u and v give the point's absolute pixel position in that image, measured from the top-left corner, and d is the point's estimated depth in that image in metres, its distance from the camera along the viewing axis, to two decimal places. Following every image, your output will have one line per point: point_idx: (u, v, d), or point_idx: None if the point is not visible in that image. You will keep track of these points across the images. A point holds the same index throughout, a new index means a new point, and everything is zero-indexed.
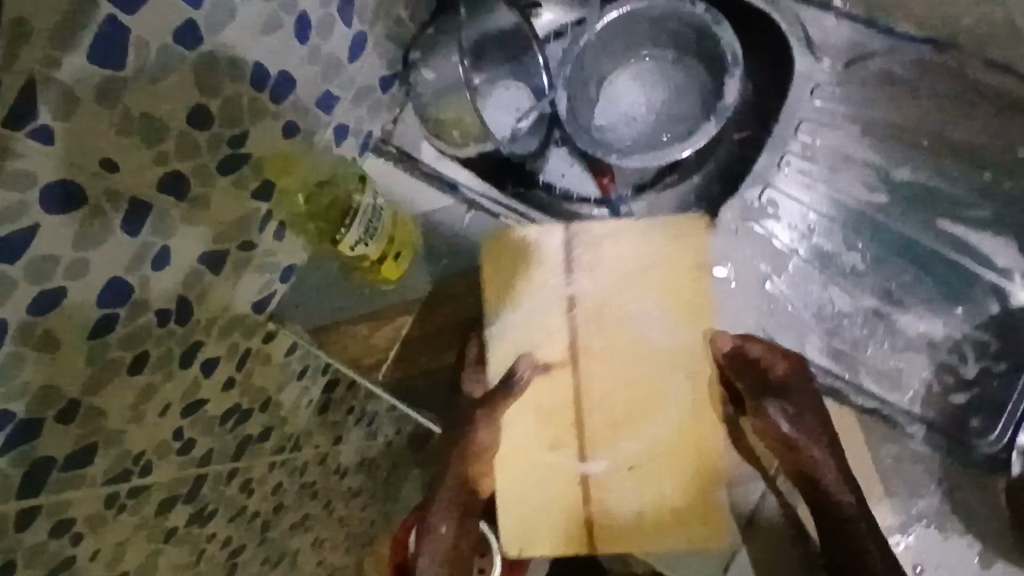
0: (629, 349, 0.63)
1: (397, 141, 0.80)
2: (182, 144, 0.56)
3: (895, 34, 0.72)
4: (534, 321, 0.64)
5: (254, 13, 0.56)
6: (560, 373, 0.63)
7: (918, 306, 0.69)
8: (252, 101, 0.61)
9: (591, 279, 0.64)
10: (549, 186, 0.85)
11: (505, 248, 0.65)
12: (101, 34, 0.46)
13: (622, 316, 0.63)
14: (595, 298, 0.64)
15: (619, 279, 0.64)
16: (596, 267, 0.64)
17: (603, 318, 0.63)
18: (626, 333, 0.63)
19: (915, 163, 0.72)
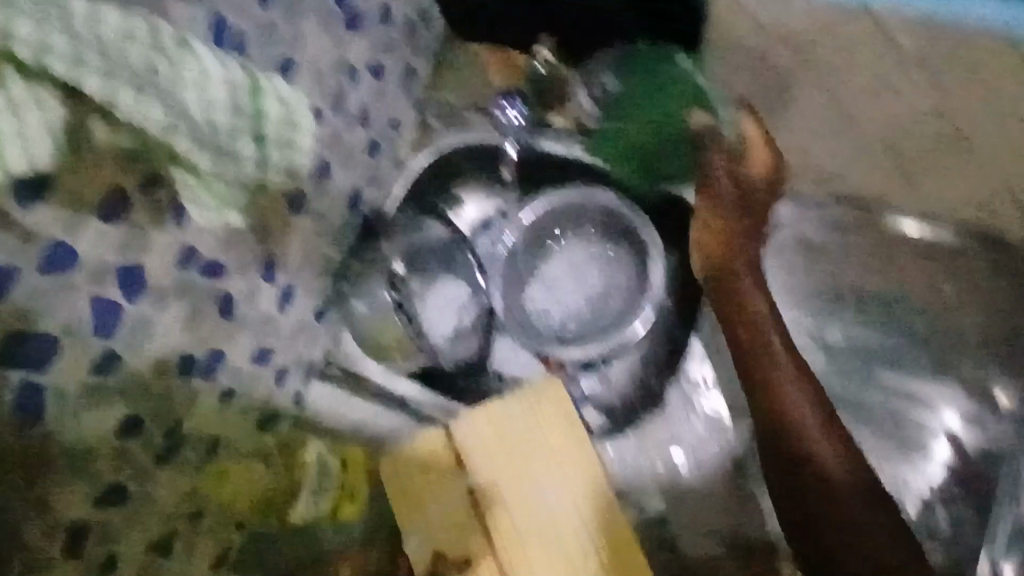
0: (537, 520, 0.62)
1: (341, 363, 0.80)
2: (119, 453, 0.55)
3: (805, 200, 0.80)
4: (433, 510, 0.64)
5: (175, 316, 0.58)
6: (477, 561, 0.62)
7: (876, 462, 0.73)
8: (184, 390, 0.61)
9: (484, 463, 0.64)
10: (497, 375, 0.82)
11: (397, 465, 0.66)
12: (20, 387, 0.46)
13: (522, 488, 0.63)
14: (488, 479, 0.64)
15: (496, 447, 0.64)
16: (478, 451, 0.64)
17: (502, 492, 0.63)
18: (529, 511, 0.63)
19: (848, 319, 0.76)
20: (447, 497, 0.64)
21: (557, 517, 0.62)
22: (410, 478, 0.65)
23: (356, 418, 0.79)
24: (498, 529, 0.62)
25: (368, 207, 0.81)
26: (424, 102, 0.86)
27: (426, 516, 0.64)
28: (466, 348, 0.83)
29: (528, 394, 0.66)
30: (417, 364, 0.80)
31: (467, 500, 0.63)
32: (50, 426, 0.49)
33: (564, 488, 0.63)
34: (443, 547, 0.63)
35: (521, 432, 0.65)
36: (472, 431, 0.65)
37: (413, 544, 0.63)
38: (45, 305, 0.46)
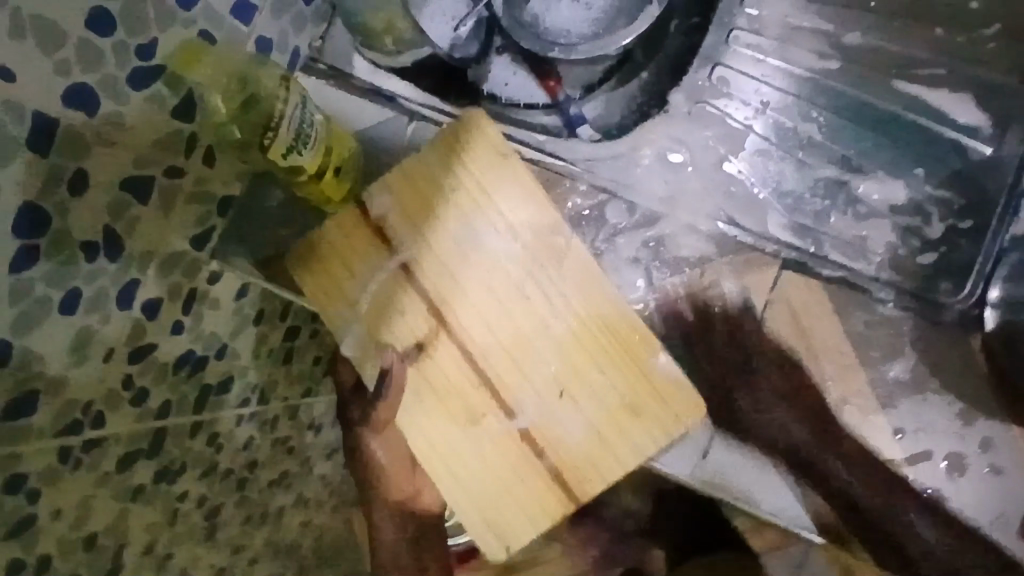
0: (475, 274, 0.59)
1: (328, 61, 0.74)
2: (85, 50, 0.53)
3: None
4: (366, 298, 0.60)
5: None
6: (432, 347, 0.59)
7: (878, 168, 0.69)
8: (158, 7, 0.57)
9: (408, 232, 0.60)
10: (494, 97, 0.80)
11: (304, 258, 0.61)
12: None
13: (455, 246, 0.59)
14: (419, 250, 0.59)
15: (418, 199, 0.60)
16: (394, 211, 0.60)
17: (433, 260, 0.59)
18: (467, 254, 0.59)
19: (864, 24, 0.71)
20: (370, 272, 0.60)
21: (503, 258, 0.59)
22: (325, 263, 0.61)
23: (346, 108, 0.74)
24: (440, 297, 0.59)
25: None
26: None
27: (360, 308, 0.60)
28: (465, 54, 0.79)
29: (446, 135, 0.59)
30: (409, 60, 0.76)
31: (401, 274, 0.60)
32: None
33: (508, 231, 0.59)
34: (388, 334, 0.60)
35: (443, 179, 0.59)
36: (383, 196, 0.60)
37: (354, 337, 0.61)
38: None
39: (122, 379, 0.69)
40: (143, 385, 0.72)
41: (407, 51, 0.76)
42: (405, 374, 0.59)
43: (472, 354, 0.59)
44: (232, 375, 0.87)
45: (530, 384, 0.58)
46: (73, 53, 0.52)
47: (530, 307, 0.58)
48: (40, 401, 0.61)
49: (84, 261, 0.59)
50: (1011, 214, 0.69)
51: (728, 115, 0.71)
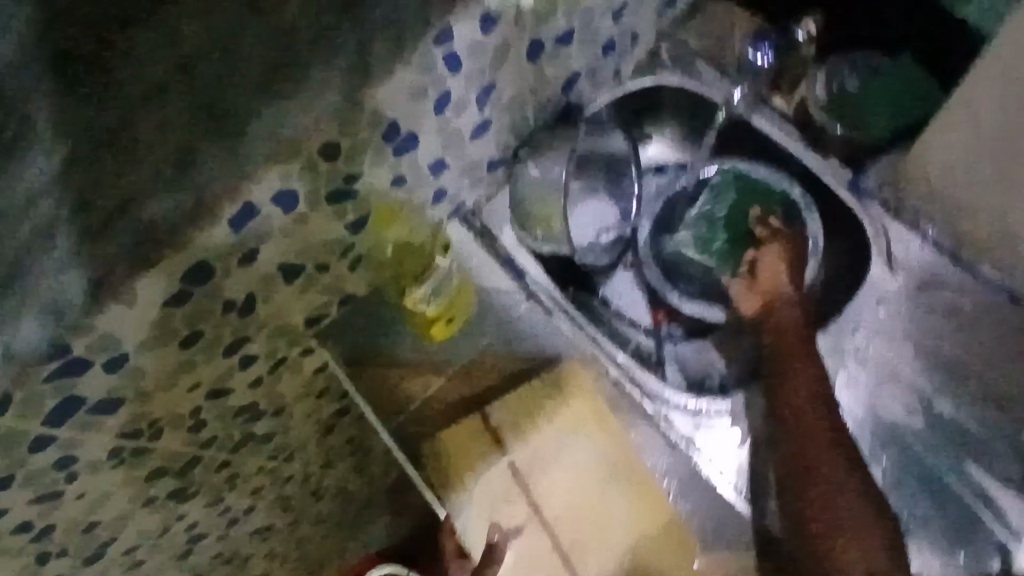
0: (572, 481, 0.73)
1: (484, 219, 0.85)
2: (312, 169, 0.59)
3: (974, 274, 0.76)
4: (480, 488, 0.74)
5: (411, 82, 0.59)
6: (526, 533, 0.72)
7: (922, 537, 0.70)
8: (375, 149, 0.64)
9: (524, 437, 0.75)
10: (606, 301, 0.86)
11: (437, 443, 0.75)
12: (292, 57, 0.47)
13: (558, 455, 0.74)
14: (526, 449, 0.75)
15: (530, 415, 0.76)
16: (513, 421, 0.76)
17: (540, 460, 0.74)
18: (557, 460, 0.74)
19: (958, 398, 0.74)
20: (483, 464, 0.74)
21: (593, 471, 0.74)
22: (442, 446, 0.75)
23: (479, 262, 0.84)
24: (537, 499, 0.73)
25: (577, 95, 0.84)
26: (665, 33, 0.88)
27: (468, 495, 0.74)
28: (593, 260, 0.86)
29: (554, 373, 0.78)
30: (549, 250, 0.85)
31: (504, 467, 0.74)
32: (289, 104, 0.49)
33: (595, 447, 0.75)
34: (493, 518, 0.73)
35: (550, 399, 0.76)
36: (513, 398, 0.77)
37: (463, 511, 0.74)
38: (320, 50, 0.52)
39: (193, 407, 0.76)
40: (207, 417, 0.79)
41: (549, 242, 0.84)
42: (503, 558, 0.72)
43: (560, 541, 0.72)
44: (275, 431, 0.93)
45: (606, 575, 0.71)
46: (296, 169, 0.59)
47: (600, 509, 0.72)
48: (122, 407, 0.67)
49: (219, 313, 0.67)
50: None
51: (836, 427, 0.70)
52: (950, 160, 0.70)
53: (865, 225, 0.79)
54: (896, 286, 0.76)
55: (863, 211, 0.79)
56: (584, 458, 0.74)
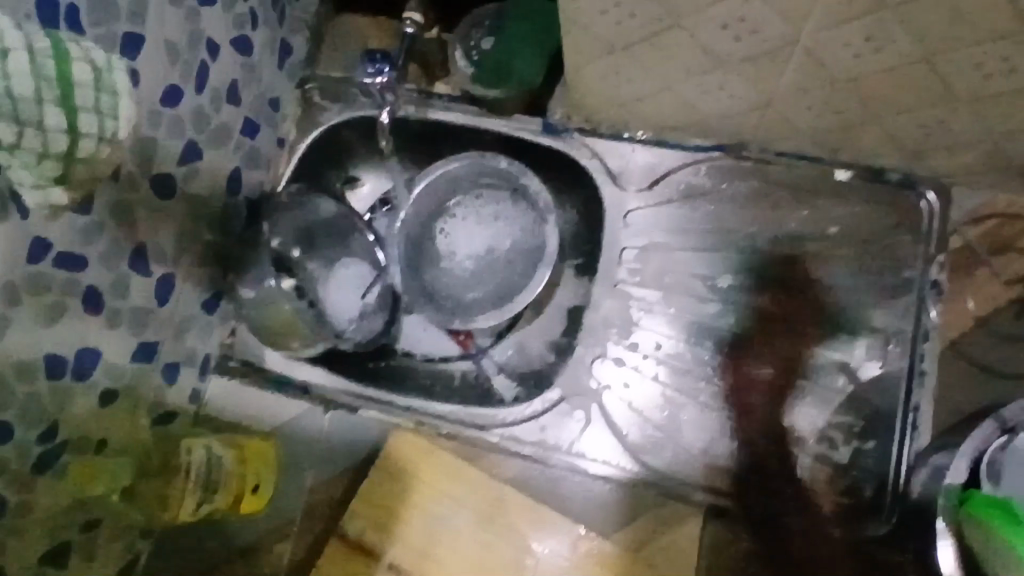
0: (461, 553, 0.66)
1: (240, 355, 0.77)
2: None
3: (688, 148, 0.76)
4: None
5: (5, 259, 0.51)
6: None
7: (771, 400, 0.72)
8: (50, 391, 0.57)
9: (392, 539, 0.67)
10: (409, 353, 0.83)
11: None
12: None
13: (431, 535, 0.67)
14: (398, 550, 0.66)
15: (384, 515, 0.67)
16: (375, 530, 0.67)
17: (419, 550, 0.66)
18: (437, 542, 0.67)
19: (737, 264, 0.75)
20: None
21: (475, 531, 0.67)
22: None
23: (258, 405, 0.75)
24: None
25: (250, 187, 0.77)
26: (305, 78, 0.82)
27: None
28: (373, 327, 0.80)
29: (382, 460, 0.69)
30: (316, 350, 0.77)
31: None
32: None
33: (463, 506, 0.68)
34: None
35: (393, 484, 0.68)
36: (357, 510, 0.68)
37: None
38: None
39: None
40: None
41: (309, 345, 0.76)
42: None
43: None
44: None
45: None
46: None
47: (493, 561, 0.66)
48: None
49: None
50: (911, 431, 0.69)
51: (638, 358, 0.75)
52: (606, 74, 0.69)
53: (578, 158, 0.78)
54: (632, 197, 0.77)
55: (570, 148, 0.78)
56: (464, 520, 0.67)
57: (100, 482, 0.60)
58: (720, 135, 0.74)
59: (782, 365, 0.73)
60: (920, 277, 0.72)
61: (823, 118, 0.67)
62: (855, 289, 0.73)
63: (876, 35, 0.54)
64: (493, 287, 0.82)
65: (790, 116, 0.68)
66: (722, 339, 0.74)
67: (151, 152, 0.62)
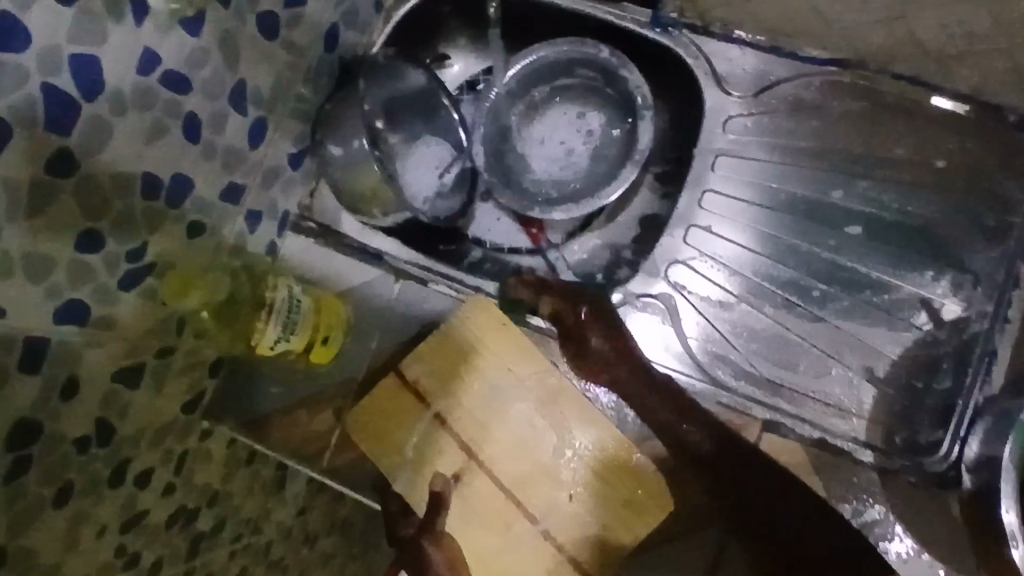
0: (503, 412, 0.70)
1: (317, 217, 0.78)
2: (45, 199, 0.49)
3: (802, 59, 0.72)
4: (433, 444, 0.70)
5: (119, 65, 0.51)
6: (467, 478, 0.69)
7: (847, 328, 0.71)
8: (145, 211, 0.58)
9: (442, 391, 0.70)
10: (479, 241, 0.84)
11: (361, 419, 0.71)
12: (52, 92, 0.47)
13: (481, 390, 0.70)
14: (449, 395, 0.70)
15: (444, 365, 0.71)
16: (433, 379, 0.71)
17: (469, 401, 0.70)
18: (486, 401, 0.70)
19: (836, 187, 0.72)
20: (413, 426, 0.70)
21: (519, 401, 0.70)
22: (374, 423, 0.71)
23: (332, 266, 0.76)
24: (473, 438, 0.69)
25: (344, 48, 0.76)
26: None
27: (407, 455, 0.70)
28: (449, 207, 0.80)
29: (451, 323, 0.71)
30: (395, 220, 0.78)
31: (436, 423, 0.70)
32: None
33: (516, 376, 0.70)
34: (433, 470, 0.69)
35: (462, 340, 0.71)
36: (420, 359, 0.71)
37: (406, 476, 0.70)
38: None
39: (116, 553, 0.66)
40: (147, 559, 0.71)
41: (390, 214, 0.77)
42: (451, 502, 0.68)
43: (502, 481, 0.68)
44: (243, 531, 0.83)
45: (551, 493, 0.67)
46: (61, 275, 0.53)
47: (535, 439, 0.69)
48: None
49: (77, 454, 0.59)
50: (983, 375, 0.67)
51: (715, 267, 0.73)
52: None
53: (682, 56, 0.74)
54: (735, 104, 0.74)
55: (676, 44, 0.74)
56: (516, 383, 0.70)
57: (193, 295, 0.63)
58: (839, 47, 0.71)
59: (858, 292, 0.71)
60: None
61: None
62: (951, 228, 0.70)
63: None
64: (581, 182, 0.80)
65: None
66: (810, 259, 0.72)
67: None
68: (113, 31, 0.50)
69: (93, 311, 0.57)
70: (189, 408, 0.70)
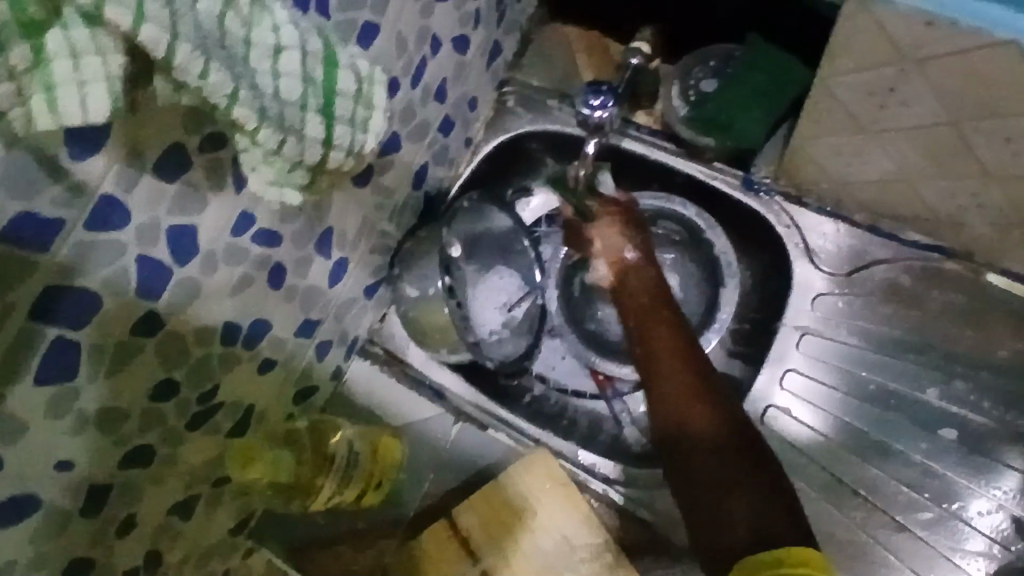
0: None
1: (385, 343, 0.77)
2: (128, 357, 0.50)
3: (903, 242, 0.68)
4: None
5: (216, 228, 0.52)
6: None
7: (933, 539, 0.66)
8: (222, 355, 0.58)
9: (493, 549, 0.67)
10: (542, 378, 0.81)
11: (408, 566, 0.68)
12: (149, 261, 0.48)
13: (532, 553, 0.67)
14: (497, 554, 0.67)
15: (496, 522, 0.68)
16: (484, 535, 0.68)
17: (518, 564, 0.67)
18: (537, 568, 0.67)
19: (927, 382, 0.68)
20: None
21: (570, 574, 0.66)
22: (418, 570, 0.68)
23: (391, 398, 0.75)
24: None
25: (431, 182, 0.76)
26: (505, 81, 0.80)
27: None
28: (515, 346, 0.77)
29: (509, 477, 0.69)
30: (461, 357, 0.77)
31: None
32: (84, 346, 0.46)
33: (570, 544, 0.67)
34: None
35: (519, 497, 0.68)
36: (472, 512, 0.69)
37: None
38: (139, 178, 0.44)
39: None
40: None
41: (456, 351, 0.77)
42: None
43: None
44: None
45: None
46: (133, 424, 0.53)
47: None
48: None
49: None
50: None
51: (790, 448, 0.70)
52: (839, 148, 0.62)
53: (773, 223, 0.72)
54: (825, 281, 0.70)
55: (767, 211, 0.72)
56: (570, 554, 0.67)
57: (256, 468, 0.62)
58: (947, 237, 0.67)
59: (945, 500, 0.66)
60: None
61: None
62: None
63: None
64: None
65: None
66: (894, 457, 0.68)
67: None
68: (213, 199, 0.50)
69: (158, 453, 0.57)
70: (235, 530, 0.69)
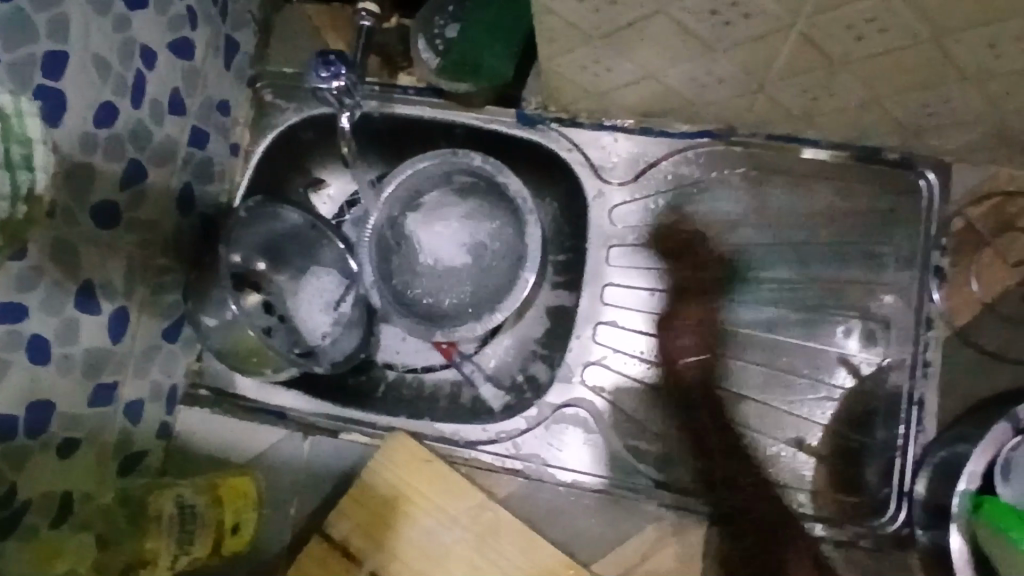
0: (443, 559, 0.65)
1: (209, 383, 0.73)
2: None
3: (674, 136, 0.71)
4: None
5: None
6: None
7: (774, 398, 0.70)
8: (3, 454, 0.52)
9: (374, 550, 0.65)
10: (388, 365, 0.79)
11: None
12: None
13: (416, 539, 0.65)
14: (381, 553, 0.65)
15: (372, 522, 0.65)
16: (362, 539, 0.65)
17: (405, 554, 0.65)
18: (425, 552, 0.65)
19: (731, 258, 0.72)
20: None
21: (456, 547, 0.65)
22: None
23: (231, 435, 0.71)
24: None
25: (205, 203, 0.71)
26: (255, 78, 0.75)
27: None
28: (348, 342, 0.74)
29: (372, 472, 0.66)
30: (288, 374, 0.72)
31: None
32: None
33: (450, 516, 0.65)
34: None
35: (387, 489, 0.66)
36: (344, 520, 0.66)
37: None
38: None
39: None
40: None
41: (282, 369, 0.71)
42: None
43: None
44: None
45: None
46: None
47: None
48: None
49: None
50: (915, 424, 0.67)
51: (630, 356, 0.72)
52: (585, 62, 0.63)
53: (555, 150, 0.72)
54: (617, 192, 0.72)
55: (549, 141, 0.72)
56: (454, 526, 0.65)
57: (64, 563, 0.54)
58: (710, 120, 0.69)
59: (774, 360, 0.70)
60: (921, 262, 0.69)
61: (819, 99, 0.63)
62: (853, 282, 0.70)
63: (880, 16, 0.50)
64: (481, 294, 0.76)
65: (780, 100, 0.64)
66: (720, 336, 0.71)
67: (88, 181, 0.56)
68: None
69: None
70: None
